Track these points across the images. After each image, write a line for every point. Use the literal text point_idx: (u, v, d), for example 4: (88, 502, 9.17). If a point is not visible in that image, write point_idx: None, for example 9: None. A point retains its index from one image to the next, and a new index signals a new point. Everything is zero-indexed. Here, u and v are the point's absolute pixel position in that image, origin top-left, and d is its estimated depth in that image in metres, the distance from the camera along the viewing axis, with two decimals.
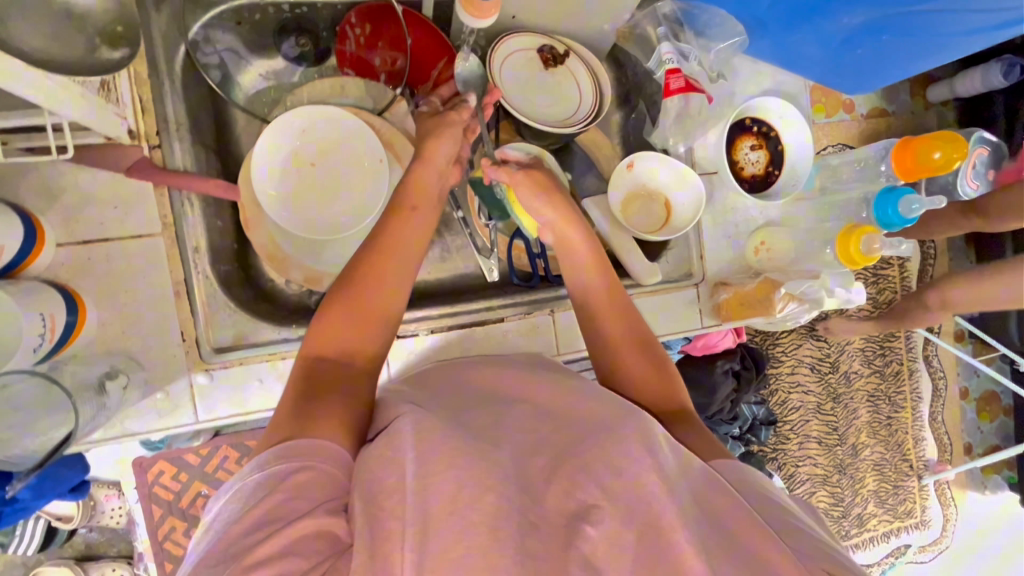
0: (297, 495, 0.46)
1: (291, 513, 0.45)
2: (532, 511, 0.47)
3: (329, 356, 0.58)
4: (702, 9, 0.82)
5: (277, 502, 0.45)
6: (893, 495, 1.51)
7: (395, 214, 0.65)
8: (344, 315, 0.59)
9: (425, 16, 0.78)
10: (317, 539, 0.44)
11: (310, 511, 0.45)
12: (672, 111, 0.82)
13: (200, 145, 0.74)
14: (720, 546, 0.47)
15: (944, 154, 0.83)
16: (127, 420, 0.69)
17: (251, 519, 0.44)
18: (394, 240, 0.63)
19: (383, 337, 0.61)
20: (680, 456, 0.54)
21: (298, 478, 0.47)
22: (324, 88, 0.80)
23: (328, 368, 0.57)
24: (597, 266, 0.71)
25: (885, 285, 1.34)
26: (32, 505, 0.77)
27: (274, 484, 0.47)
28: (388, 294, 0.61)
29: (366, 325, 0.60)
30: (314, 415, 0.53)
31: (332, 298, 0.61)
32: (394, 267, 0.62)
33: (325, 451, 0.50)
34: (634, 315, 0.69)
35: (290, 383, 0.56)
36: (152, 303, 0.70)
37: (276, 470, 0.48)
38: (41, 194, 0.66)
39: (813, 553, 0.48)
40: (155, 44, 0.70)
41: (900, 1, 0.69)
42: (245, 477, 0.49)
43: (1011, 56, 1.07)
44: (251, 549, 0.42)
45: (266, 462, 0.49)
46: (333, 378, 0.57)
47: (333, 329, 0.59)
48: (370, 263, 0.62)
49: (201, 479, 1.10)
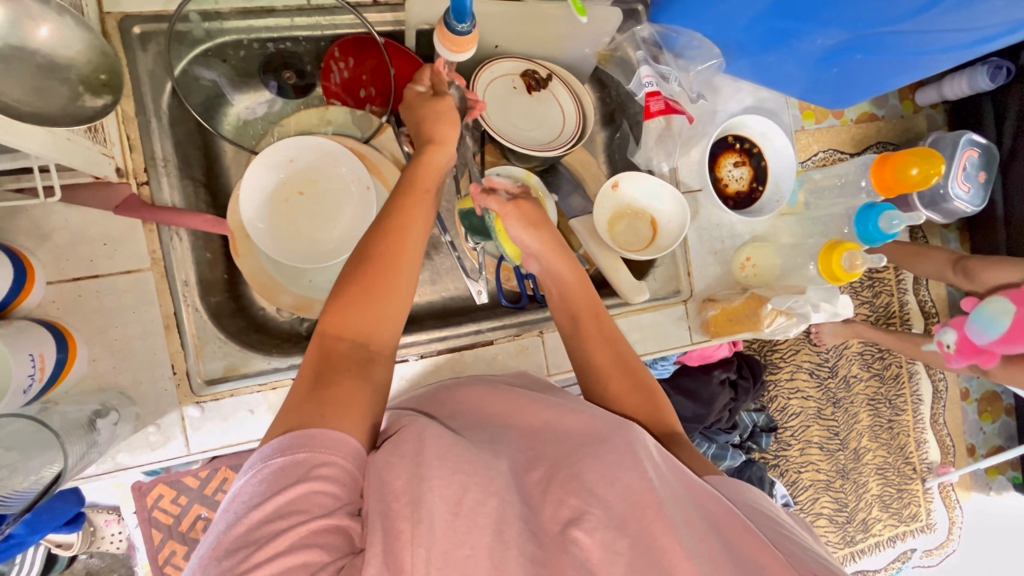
0: (322, 490, 0.45)
1: (314, 508, 0.44)
2: (525, 521, 0.48)
3: (344, 337, 0.55)
4: (680, 32, 0.84)
5: (299, 494, 0.44)
6: (897, 499, 1.50)
7: (400, 198, 0.62)
8: (359, 296, 0.56)
9: (407, 48, 0.79)
10: (334, 536, 0.44)
11: (333, 510, 0.45)
12: (654, 133, 0.84)
13: (187, 179, 0.75)
14: (719, 549, 0.48)
15: (921, 171, 0.84)
16: (120, 453, 0.69)
17: (273, 507, 0.43)
18: (409, 219, 0.61)
19: (400, 318, 0.58)
20: (674, 463, 0.55)
21: (320, 472, 0.46)
22: (310, 118, 0.81)
23: (344, 352, 0.54)
24: (579, 279, 0.73)
25: (881, 290, 1.34)
26: (28, 539, 0.78)
27: (299, 473, 0.45)
28: (405, 281, 0.58)
29: (385, 306, 0.57)
30: (334, 402, 0.50)
31: (351, 276, 0.57)
32: (410, 253, 0.59)
33: (345, 447, 0.48)
34: (617, 338, 0.70)
35: (305, 369, 0.53)
36: (141, 337, 0.70)
37: (298, 458, 0.46)
38: (31, 234, 0.68)
39: (804, 557, 0.50)
40: (142, 83, 0.72)
41: (872, 21, 0.70)
42: (264, 457, 0.46)
43: (997, 59, 1.08)
44: (273, 540, 0.42)
45: (287, 446, 0.46)
46: (349, 361, 0.54)
47: (348, 310, 0.55)
48: (390, 248, 0.59)
49: (201, 502, 1.11)
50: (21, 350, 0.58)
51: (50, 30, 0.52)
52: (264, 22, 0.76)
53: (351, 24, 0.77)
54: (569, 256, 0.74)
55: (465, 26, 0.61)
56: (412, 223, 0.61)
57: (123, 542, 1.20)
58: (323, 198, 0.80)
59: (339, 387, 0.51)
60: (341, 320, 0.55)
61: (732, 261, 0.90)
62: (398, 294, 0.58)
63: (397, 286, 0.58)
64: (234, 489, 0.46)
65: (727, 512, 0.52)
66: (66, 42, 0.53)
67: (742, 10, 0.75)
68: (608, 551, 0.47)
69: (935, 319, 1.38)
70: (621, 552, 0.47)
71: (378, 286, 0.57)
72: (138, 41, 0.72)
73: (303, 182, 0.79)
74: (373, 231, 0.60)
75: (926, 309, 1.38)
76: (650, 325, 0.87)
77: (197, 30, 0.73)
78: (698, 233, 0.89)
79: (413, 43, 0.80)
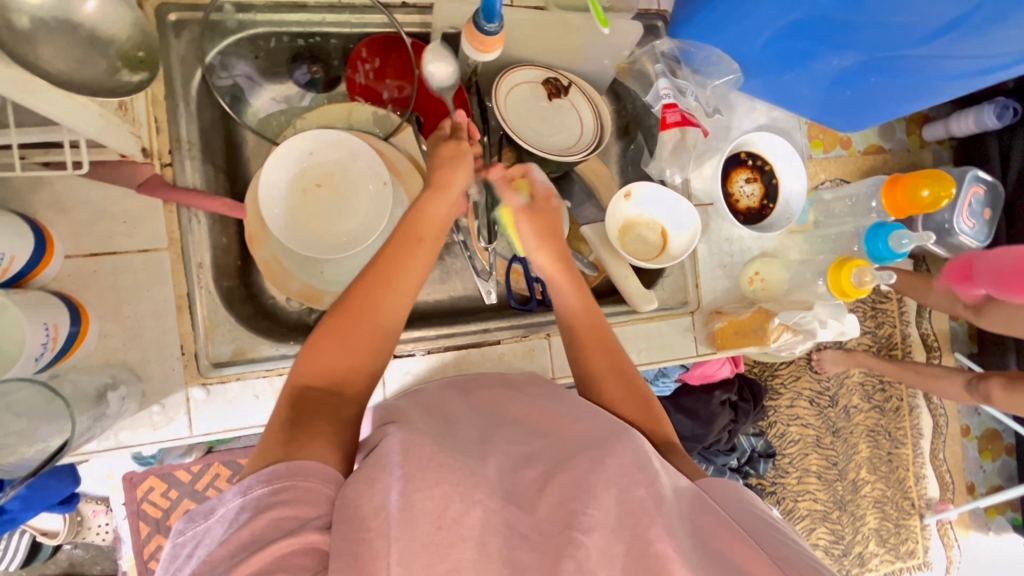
0: (288, 514, 0.44)
1: (277, 533, 0.43)
2: (519, 523, 0.48)
3: (317, 386, 0.56)
4: (699, 48, 0.85)
5: (265, 523, 0.43)
6: (895, 535, 1.48)
7: (393, 245, 0.64)
8: (335, 342, 0.58)
9: (432, 47, 0.81)
10: (305, 556, 0.42)
11: (299, 529, 0.43)
12: (668, 145, 0.85)
13: (209, 164, 0.76)
14: (703, 558, 0.48)
15: (932, 193, 0.86)
16: (123, 430, 0.69)
17: (236, 543, 0.42)
18: (390, 261, 0.63)
19: (375, 368, 0.60)
20: (669, 473, 0.55)
21: (283, 498, 0.45)
22: (334, 114, 0.82)
23: (315, 398, 0.55)
24: (584, 309, 0.72)
25: (883, 320, 1.35)
26: (20, 516, 0.77)
27: (259, 507, 0.44)
28: (383, 331, 0.60)
29: (359, 354, 0.59)
30: (302, 437, 0.51)
31: (326, 323, 0.59)
32: (390, 301, 0.61)
33: (312, 471, 0.47)
34: (618, 350, 0.70)
35: (275, 416, 0.54)
36: (154, 314, 0.71)
37: (259, 494, 0.45)
38: (54, 208, 0.69)
39: (794, 559, 0.49)
40: (173, 68, 0.74)
41: (889, 44, 0.72)
42: (226, 502, 0.46)
43: (1004, 98, 1.10)
44: (235, 570, 0.40)
45: (248, 486, 0.46)
46: (319, 405, 0.55)
47: (322, 358, 0.57)
48: (371, 295, 0.60)
49: (190, 497, 1.10)
50: (36, 319, 0.59)
51: (96, 6, 0.53)
52: (296, 17, 0.77)
53: (380, 24, 0.80)
54: (574, 276, 0.74)
55: (493, 26, 0.63)
56: (400, 272, 0.62)
57: (109, 533, 1.19)
58: (339, 192, 0.81)
59: (307, 424, 0.52)
60: (312, 368, 0.57)
61: (740, 275, 0.90)
62: (374, 342, 0.60)
63: (377, 335, 0.60)
64: (197, 537, 0.45)
65: (718, 522, 0.51)
66: (108, 16, 0.53)
67: (760, 30, 0.76)
68: (604, 554, 0.48)
69: (936, 351, 1.38)
70: (615, 556, 0.48)
71: (352, 334, 0.59)
72: (172, 28, 0.74)
73: (321, 174, 0.80)
74: (356, 278, 0.62)
75: (929, 342, 1.38)
76: (657, 334, 0.87)
77: (230, 20, 0.75)
78: (708, 246, 0.90)
79: (437, 44, 0.82)
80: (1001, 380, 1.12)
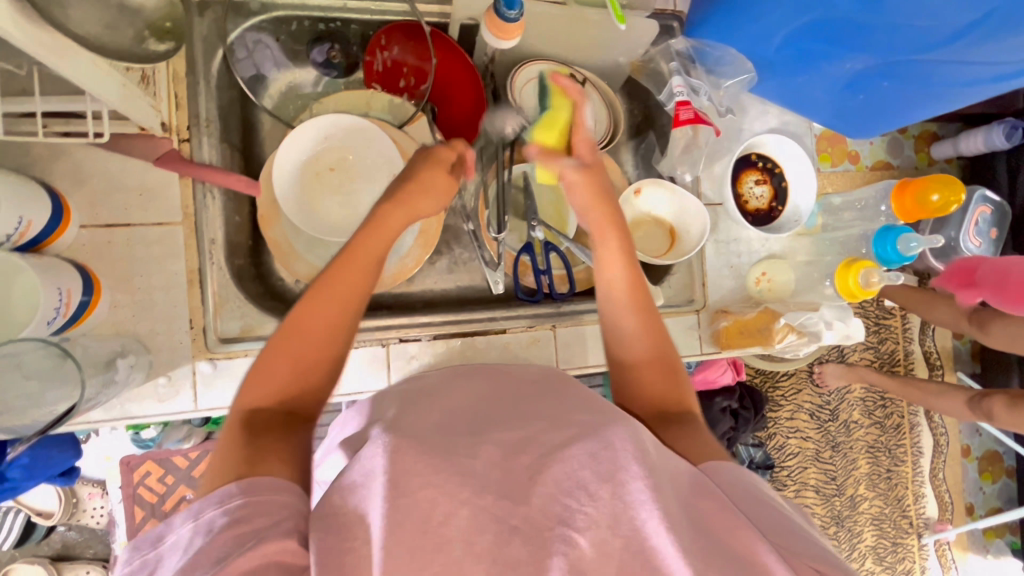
0: (245, 531, 0.40)
1: (232, 552, 0.39)
2: (509, 517, 0.42)
3: (266, 405, 0.52)
4: (714, 47, 0.86)
5: (220, 542, 0.40)
6: (891, 552, 1.47)
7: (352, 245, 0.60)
8: (287, 357, 0.55)
9: (451, 37, 0.82)
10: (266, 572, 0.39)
11: (257, 544, 0.40)
12: (679, 143, 0.86)
13: (226, 142, 0.77)
14: (705, 551, 0.43)
15: (942, 197, 0.86)
16: (129, 401, 0.70)
17: (190, 564, 0.39)
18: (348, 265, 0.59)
19: (330, 380, 0.57)
20: (667, 459, 0.49)
21: (237, 517, 0.41)
22: (350, 100, 0.83)
23: (266, 417, 0.51)
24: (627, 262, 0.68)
25: (886, 336, 1.35)
26: (22, 486, 0.77)
27: (213, 527, 0.41)
28: (338, 340, 0.57)
29: (314, 366, 0.55)
30: (255, 454, 0.47)
31: (276, 339, 0.55)
32: (348, 309, 0.58)
33: (269, 486, 0.44)
34: (651, 306, 0.67)
35: (221, 443, 0.49)
36: (164, 288, 0.72)
37: (210, 515, 0.42)
38: (72, 178, 0.69)
39: (803, 552, 0.47)
40: (196, 46, 0.75)
41: (903, 49, 0.72)
42: (175, 528, 0.42)
43: (1013, 119, 1.11)
44: None
45: (197, 509, 0.42)
46: (272, 424, 0.51)
47: (271, 376, 0.54)
48: (324, 305, 0.57)
49: (186, 483, 1.09)
50: (50, 282, 0.59)
51: None
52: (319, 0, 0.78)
53: (400, 12, 0.81)
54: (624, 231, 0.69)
55: (514, 13, 0.65)
56: (357, 274, 0.59)
57: (104, 517, 1.19)
58: (353, 177, 0.81)
59: (261, 441, 0.48)
60: (260, 389, 0.53)
61: (747, 275, 0.91)
62: (329, 353, 0.57)
63: (326, 341, 0.56)
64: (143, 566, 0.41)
65: (721, 509, 0.48)
66: None
67: (776, 30, 0.77)
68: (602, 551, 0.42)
69: (939, 368, 1.38)
70: (612, 555, 0.42)
71: (305, 347, 0.55)
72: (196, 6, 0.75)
73: (335, 159, 0.81)
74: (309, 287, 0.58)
75: (931, 360, 1.38)
76: None
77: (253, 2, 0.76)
78: (716, 246, 0.90)
79: (456, 34, 0.84)
80: (1003, 399, 1.12)
